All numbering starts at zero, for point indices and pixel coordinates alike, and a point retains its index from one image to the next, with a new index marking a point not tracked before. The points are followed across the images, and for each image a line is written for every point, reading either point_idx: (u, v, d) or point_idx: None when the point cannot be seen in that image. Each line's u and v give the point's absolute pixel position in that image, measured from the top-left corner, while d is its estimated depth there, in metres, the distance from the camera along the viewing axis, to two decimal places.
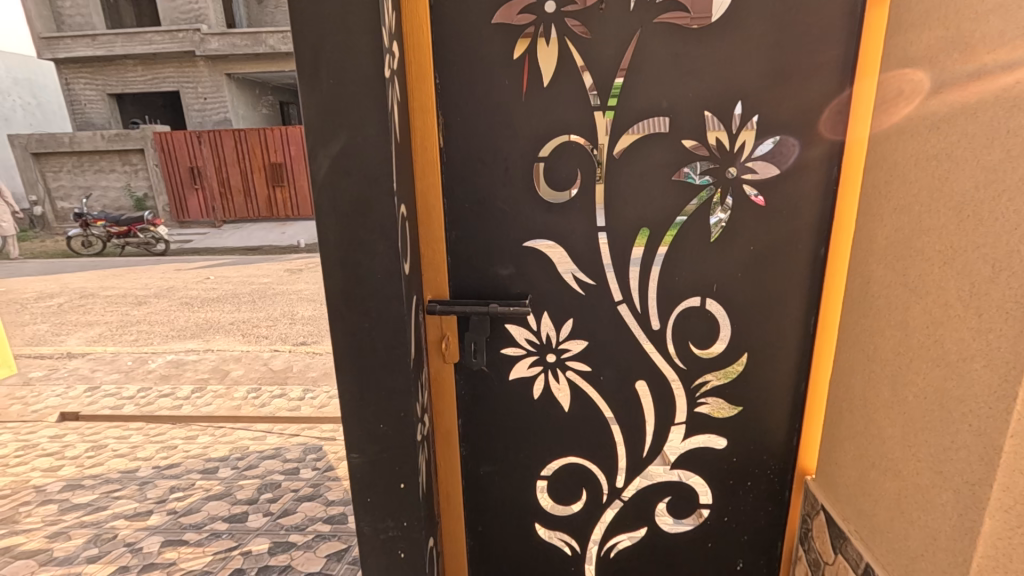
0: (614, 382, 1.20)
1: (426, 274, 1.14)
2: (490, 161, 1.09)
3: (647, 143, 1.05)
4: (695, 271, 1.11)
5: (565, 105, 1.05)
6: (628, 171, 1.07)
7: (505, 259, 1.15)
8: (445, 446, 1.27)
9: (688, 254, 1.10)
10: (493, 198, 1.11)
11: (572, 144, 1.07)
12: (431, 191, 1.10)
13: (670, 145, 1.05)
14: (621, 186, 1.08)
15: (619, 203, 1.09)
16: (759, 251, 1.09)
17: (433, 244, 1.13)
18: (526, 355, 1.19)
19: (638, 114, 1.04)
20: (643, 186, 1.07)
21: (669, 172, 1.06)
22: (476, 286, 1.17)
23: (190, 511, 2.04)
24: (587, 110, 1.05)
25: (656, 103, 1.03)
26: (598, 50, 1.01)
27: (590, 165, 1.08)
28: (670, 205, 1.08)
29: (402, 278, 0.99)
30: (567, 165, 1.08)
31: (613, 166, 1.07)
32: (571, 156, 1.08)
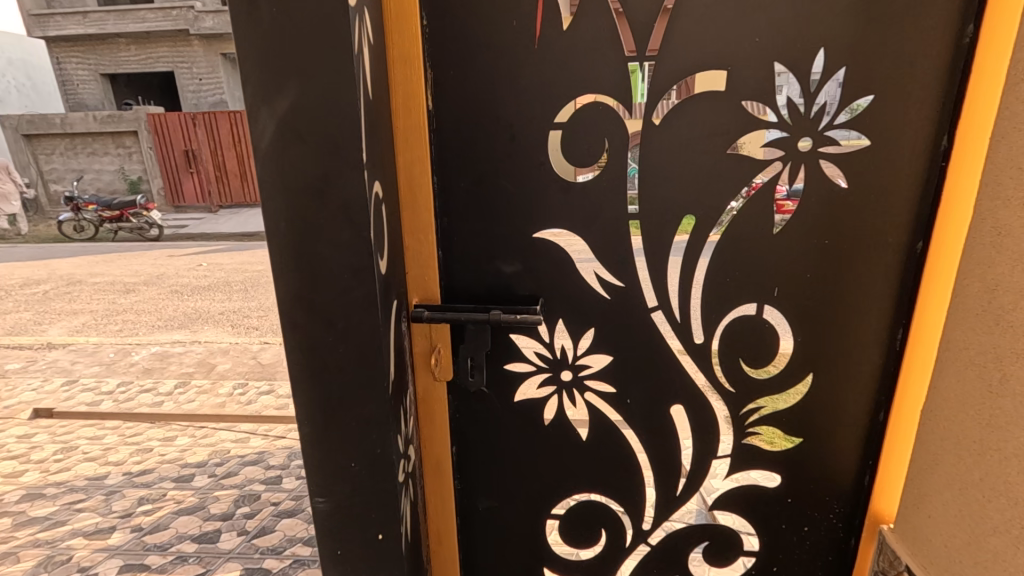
0: (644, 406, 0.97)
1: (411, 272, 0.91)
2: (493, 129, 0.85)
3: (696, 104, 0.81)
4: (753, 271, 0.88)
5: (590, 55, 0.81)
6: (670, 141, 0.83)
7: (510, 253, 0.91)
8: (435, 479, 1.04)
9: (745, 249, 0.87)
10: (496, 176, 0.88)
11: (598, 107, 0.83)
12: (416, 167, 0.86)
13: (726, 108, 0.81)
14: (660, 162, 0.84)
15: (657, 183, 0.85)
16: (836, 245, 0.85)
17: (420, 233, 0.89)
18: (536, 373, 0.96)
19: (685, 67, 0.79)
20: (690, 161, 0.83)
21: (723, 143, 0.82)
22: (474, 287, 0.94)
23: (157, 529, 1.84)
24: (619, 61, 0.80)
25: (709, 51, 0.78)
26: None
27: (621, 134, 0.84)
28: (723, 187, 0.84)
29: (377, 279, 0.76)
30: (590, 134, 0.84)
31: (650, 137, 0.83)
32: (596, 122, 0.83)
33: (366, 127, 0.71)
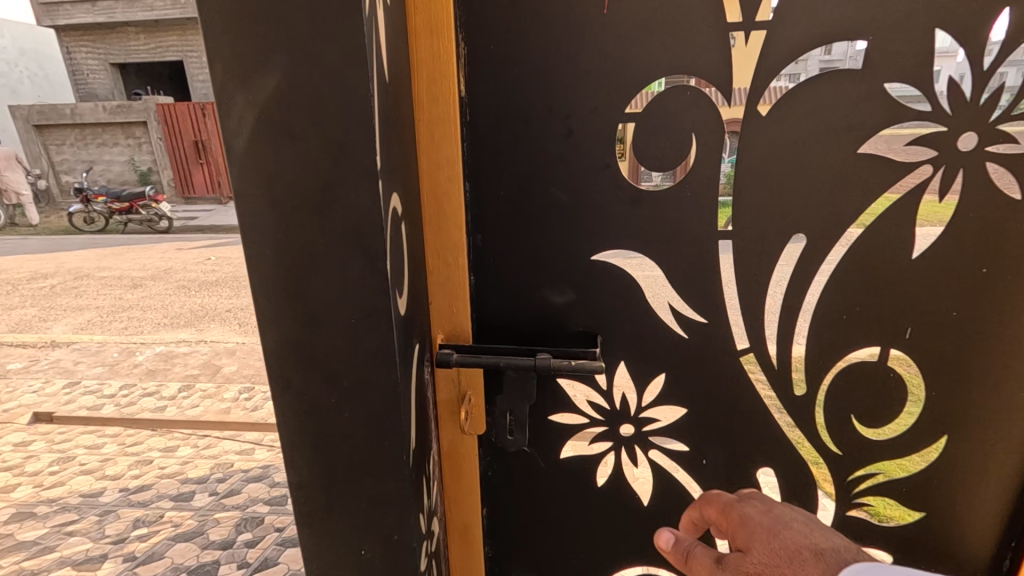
0: (725, 468, 0.78)
1: (436, 303, 0.72)
2: (546, 122, 0.66)
3: (820, 89, 0.61)
4: (880, 308, 0.68)
5: (677, 22, 0.60)
6: (781, 138, 0.63)
7: (562, 281, 0.72)
8: (462, 548, 0.86)
9: (872, 279, 0.67)
10: (547, 181, 0.68)
11: (684, 86, 0.63)
12: (444, 171, 0.67)
13: (860, 93, 0.60)
14: (764, 166, 0.64)
15: (759, 193, 0.65)
16: (997, 274, 0.64)
17: (448, 254, 0.70)
18: (590, 427, 0.78)
19: (810, 38, 0.59)
20: (804, 164, 0.63)
21: (854, 141, 0.62)
22: (514, 321, 0.75)
23: (151, 559, 1.69)
24: (716, 31, 0.60)
25: (845, 14, 0.58)
26: None
27: (715, 129, 0.64)
28: (847, 199, 0.64)
29: (396, 323, 0.57)
30: (674, 129, 0.64)
31: (754, 132, 0.63)
32: (684, 112, 0.63)
33: (383, 120, 0.52)
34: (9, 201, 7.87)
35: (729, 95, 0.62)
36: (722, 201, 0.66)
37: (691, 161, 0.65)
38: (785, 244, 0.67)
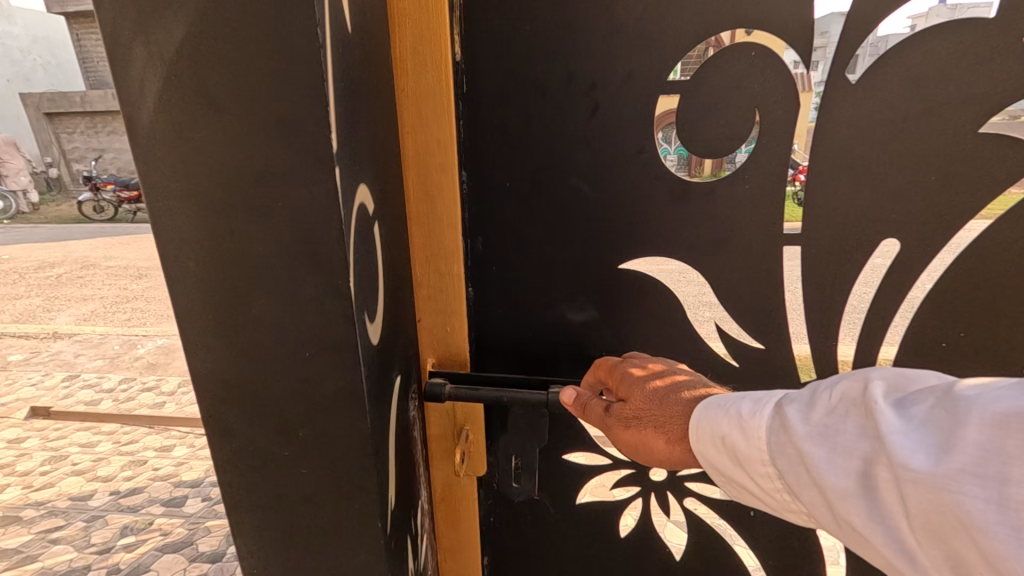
0: (777, 523, 0.64)
1: (426, 321, 0.59)
2: (564, 95, 0.51)
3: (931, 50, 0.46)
4: (991, 334, 0.53)
5: None
6: (872, 114, 0.48)
7: (581, 295, 0.58)
8: None
9: (981, 297, 0.52)
10: (564, 172, 0.54)
11: (750, 47, 0.48)
12: (435, 159, 0.53)
13: (987, 55, 0.45)
14: (850, 151, 0.50)
15: (839, 186, 0.51)
16: None
17: (440, 262, 0.56)
18: (613, 470, 0.65)
19: None
20: (904, 149, 0.49)
21: (974, 119, 0.47)
22: (520, 343, 0.61)
23: (136, 572, 1.60)
24: None
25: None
26: None
27: (785, 104, 0.49)
28: (959, 195, 0.49)
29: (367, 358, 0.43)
30: (731, 106, 0.50)
31: (838, 108, 0.48)
32: (745, 82, 0.49)
33: (341, 85, 0.37)
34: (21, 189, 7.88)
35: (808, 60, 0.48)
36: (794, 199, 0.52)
37: (751, 148, 0.51)
38: (870, 252, 0.52)
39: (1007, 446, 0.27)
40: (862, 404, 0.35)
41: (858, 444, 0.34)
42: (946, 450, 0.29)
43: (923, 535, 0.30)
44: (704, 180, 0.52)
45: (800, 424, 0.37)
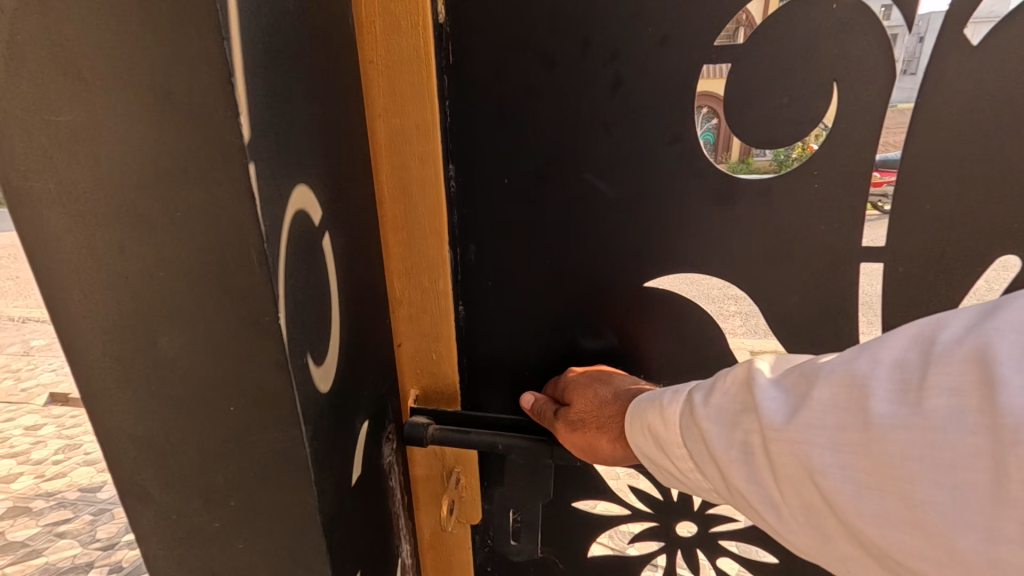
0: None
1: (406, 347, 0.48)
2: (578, 67, 0.40)
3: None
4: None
5: None
6: (998, 89, 0.36)
7: (597, 318, 0.47)
8: None
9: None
10: (578, 165, 0.42)
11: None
12: (413, 148, 0.42)
13: None
14: (958, 143, 0.37)
15: (943, 187, 0.38)
16: None
17: (422, 275, 0.46)
18: (632, 522, 0.55)
19: None
20: None
21: None
22: (521, 373, 0.50)
23: None
24: None
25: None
26: None
27: (875, 78, 0.36)
28: None
29: (310, 420, 0.32)
30: (800, 80, 0.37)
31: (948, 83, 0.36)
32: (821, 47, 0.37)
33: (258, 39, 0.26)
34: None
35: (911, 18, 0.36)
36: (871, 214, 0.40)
37: (825, 137, 0.38)
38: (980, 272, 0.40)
39: (846, 400, 0.25)
40: (744, 380, 0.31)
41: (724, 406, 0.31)
42: (799, 407, 0.27)
43: (780, 499, 0.28)
44: (729, 170, 0.41)
45: (699, 407, 0.32)
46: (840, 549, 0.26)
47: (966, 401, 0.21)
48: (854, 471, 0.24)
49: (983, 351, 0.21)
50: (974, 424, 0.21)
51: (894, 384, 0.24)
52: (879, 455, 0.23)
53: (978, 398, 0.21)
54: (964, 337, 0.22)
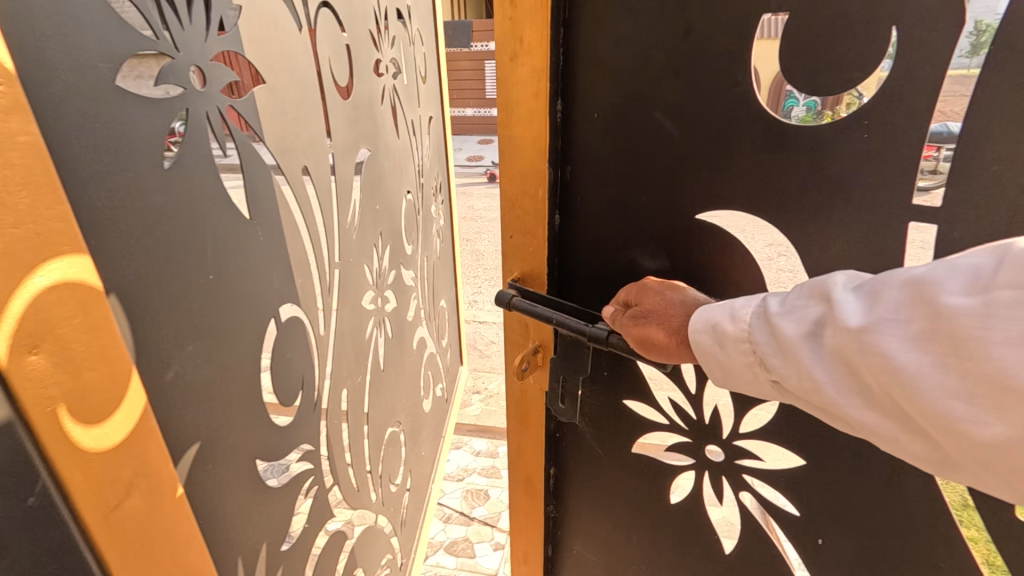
0: (855, 560, 0.54)
1: (513, 238, 0.64)
2: (657, 19, 0.47)
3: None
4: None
5: None
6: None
7: (654, 244, 0.55)
8: (525, 496, 0.77)
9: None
10: (650, 103, 0.50)
11: None
12: (529, 81, 0.56)
13: None
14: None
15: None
16: None
17: (525, 183, 0.60)
18: (666, 432, 0.62)
19: None
20: None
21: None
22: (593, 279, 0.62)
23: None
24: None
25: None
26: None
27: (950, 20, 0.36)
28: None
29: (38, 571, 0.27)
30: (862, 20, 0.38)
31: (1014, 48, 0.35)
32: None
33: None
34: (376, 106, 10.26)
35: None
36: (922, 183, 0.40)
37: (872, 91, 0.40)
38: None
39: (911, 294, 0.32)
40: (814, 288, 0.38)
41: (794, 306, 0.38)
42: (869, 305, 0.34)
43: (840, 376, 0.36)
44: (781, 120, 0.43)
45: (772, 306, 0.40)
46: (875, 415, 0.35)
47: (990, 278, 0.29)
48: (915, 351, 0.31)
49: (1007, 248, 0.29)
50: (984, 294, 0.29)
51: (949, 277, 0.31)
52: (939, 333, 0.30)
53: (1002, 272, 0.29)
54: (996, 246, 0.30)
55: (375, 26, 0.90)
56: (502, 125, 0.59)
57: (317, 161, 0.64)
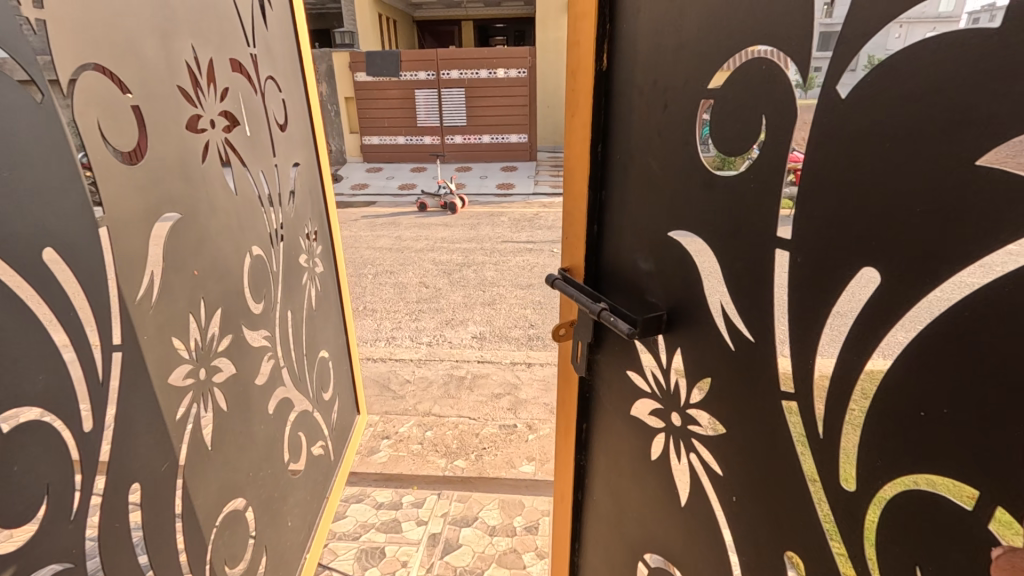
0: (738, 454, 1.01)
1: (570, 240, 1.38)
2: (635, 149, 1.13)
3: (902, 128, 0.64)
4: (936, 378, 0.66)
5: (746, 79, 0.84)
6: (853, 175, 0.70)
7: (644, 259, 1.15)
8: (571, 412, 1.57)
9: (931, 347, 0.66)
10: (641, 194, 1.13)
11: (749, 111, 0.85)
12: (578, 170, 1.29)
13: (873, 157, 0.68)
14: (803, 214, 0.78)
15: (807, 223, 0.78)
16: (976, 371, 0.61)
17: (577, 212, 1.33)
18: (655, 395, 1.21)
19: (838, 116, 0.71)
20: (829, 210, 0.74)
21: (867, 202, 0.69)
22: (617, 269, 1.26)
23: (322, 494, 2.32)
24: (782, 91, 0.79)
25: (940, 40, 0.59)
26: (795, 35, 0.76)
27: (789, 115, 0.78)
28: (859, 245, 0.72)
29: None
30: (750, 114, 0.85)
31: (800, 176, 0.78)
32: (761, 96, 0.82)
33: None
34: (369, 139, 10.62)
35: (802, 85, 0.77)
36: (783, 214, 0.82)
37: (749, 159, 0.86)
38: (855, 275, 0.73)
39: None
40: None
41: None
42: None
43: None
44: (707, 168, 0.94)
45: None
46: None
47: None
48: None
49: None
50: None
51: None
52: None
53: None
54: None
55: (184, 92, 1.36)
56: (570, 189, 1.35)
57: (60, 234, 0.98)
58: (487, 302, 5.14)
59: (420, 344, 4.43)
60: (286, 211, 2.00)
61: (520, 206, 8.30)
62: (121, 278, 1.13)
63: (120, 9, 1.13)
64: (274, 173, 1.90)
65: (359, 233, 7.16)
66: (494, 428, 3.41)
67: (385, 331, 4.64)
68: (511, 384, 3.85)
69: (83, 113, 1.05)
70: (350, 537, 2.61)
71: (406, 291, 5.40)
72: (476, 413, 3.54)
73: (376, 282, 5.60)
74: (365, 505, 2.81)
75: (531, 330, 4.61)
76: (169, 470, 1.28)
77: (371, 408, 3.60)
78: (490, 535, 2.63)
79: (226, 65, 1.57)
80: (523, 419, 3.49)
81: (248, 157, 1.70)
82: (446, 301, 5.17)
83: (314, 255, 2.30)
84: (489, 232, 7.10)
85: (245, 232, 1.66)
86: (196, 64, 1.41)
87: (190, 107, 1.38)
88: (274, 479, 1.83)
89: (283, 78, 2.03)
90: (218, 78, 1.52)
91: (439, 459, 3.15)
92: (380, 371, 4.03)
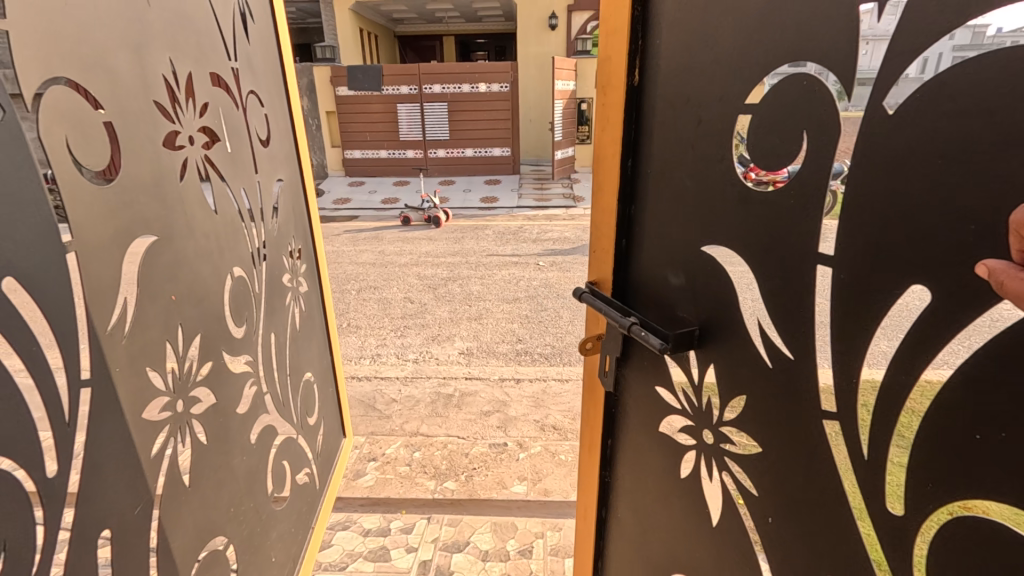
0: (773, 477, 0.96)
1: (597, 254, 1.34)
2: (666, 161, 1.09)
3: (952, 140, 0.61)
4: (992, 402, 0.62)
5: (787, 88, 0.81)
6: (902, 190, 0.67)
7: (676, 272, 1.10)
8: (595, 428, 1.52)
9: (984, 372, 0.62)
10: (671, 205, 1.09)
11: (791, 118, 0.81)
12: (608, 185, 1.25)
13: (921, 171, 0.64)
14: (850, 227, 0.74)
15: (853, 238, 0.74)
16: None
17: (605, 227, 1.29)
18: (685, 412, 1.16)
19: (883, 128, 0.68)
20: (876, 224, 0.71)
21: (916, 217, 0.66)
22: (645, 284, 1.21)
23: (306, 524, 2.21)
24: (825, 101, 0.76)
25: (993, 55, 0.56)
26: (835, 46, 0.73)
27: (835, 122, 0.75)
28: (906, 263, 0.68)
29: None
30: (792, 124, 0.81)
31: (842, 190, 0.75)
32: (804, 106, 0.79)
33: None
34: (352, 153, 10.54)
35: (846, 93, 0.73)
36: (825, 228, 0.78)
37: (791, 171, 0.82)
38: (902, 294, 0.69)
39: None
40: None
41: None
42: None
43: None
44: (741, 179, 0.90)
45: None
46: None
47: None
48: None
49: None
50: None
51: None
52: None
53: None
54: None
55: (161, 106, 1.29)
56: (598, 204, 1.31)
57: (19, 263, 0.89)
58: (474, 316, 5.07)
59: (408, 361, 4.33)
60: (268, 230, 1.91)
61: (504, 219, 8.28)
62: (91, 307, 1.04)
63: (90, 21, 1.06)
64: (256, 190, 1.82)
65: (342, 247, 7.05)
66: (484, 447, 3.32)
67: (370, 348, 4.53)
68: (501, 400, 3.77)
69: (49, 130, 0.97)
70: (336, 567, 2.50)
71: (391, 306, 5.30)
72: (465, 432, 3.45)
73: (360, 298, 5.49)
74: (351, 532, 2.69)
75: (519, 345, 4.55)
76: (143, 513, 1.18)
77: (357, 430, 3.49)
78: (483, 560, 2.54)
79: (206, 79, 1.50)
80: (513, 437, 3.41)
81: (228, 174, 1.62)
82: (433, 315, 5.09)
83: (297, 275, 2.22)
84: (474, 245, 7.05)
85: (224, 253, 1.57)
86: (173, 77, 1.34)
87: (167, 123, 1.30)
88: (254, 513, 1.72)
89: (265, 92, 1.96)
90: (197, 92, 1.45)
91: (429, 481, 3.05)
92: (366, 390, 3.92)
